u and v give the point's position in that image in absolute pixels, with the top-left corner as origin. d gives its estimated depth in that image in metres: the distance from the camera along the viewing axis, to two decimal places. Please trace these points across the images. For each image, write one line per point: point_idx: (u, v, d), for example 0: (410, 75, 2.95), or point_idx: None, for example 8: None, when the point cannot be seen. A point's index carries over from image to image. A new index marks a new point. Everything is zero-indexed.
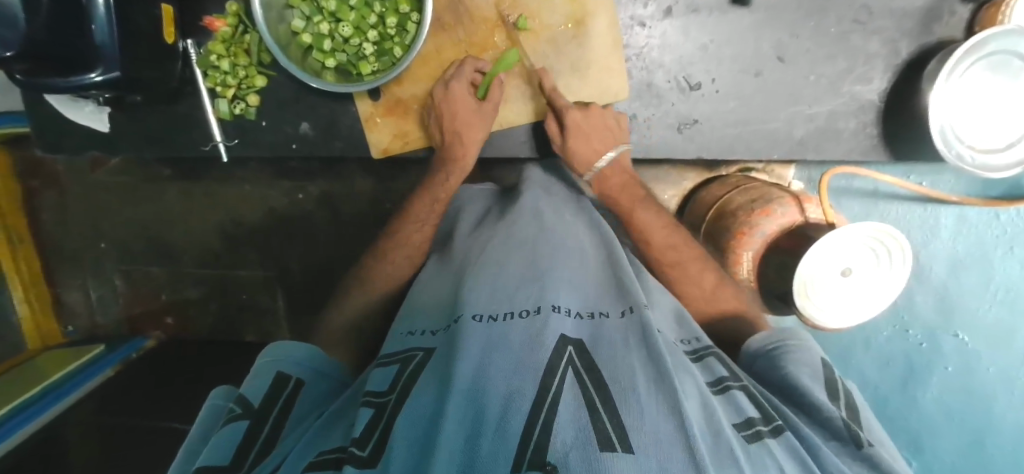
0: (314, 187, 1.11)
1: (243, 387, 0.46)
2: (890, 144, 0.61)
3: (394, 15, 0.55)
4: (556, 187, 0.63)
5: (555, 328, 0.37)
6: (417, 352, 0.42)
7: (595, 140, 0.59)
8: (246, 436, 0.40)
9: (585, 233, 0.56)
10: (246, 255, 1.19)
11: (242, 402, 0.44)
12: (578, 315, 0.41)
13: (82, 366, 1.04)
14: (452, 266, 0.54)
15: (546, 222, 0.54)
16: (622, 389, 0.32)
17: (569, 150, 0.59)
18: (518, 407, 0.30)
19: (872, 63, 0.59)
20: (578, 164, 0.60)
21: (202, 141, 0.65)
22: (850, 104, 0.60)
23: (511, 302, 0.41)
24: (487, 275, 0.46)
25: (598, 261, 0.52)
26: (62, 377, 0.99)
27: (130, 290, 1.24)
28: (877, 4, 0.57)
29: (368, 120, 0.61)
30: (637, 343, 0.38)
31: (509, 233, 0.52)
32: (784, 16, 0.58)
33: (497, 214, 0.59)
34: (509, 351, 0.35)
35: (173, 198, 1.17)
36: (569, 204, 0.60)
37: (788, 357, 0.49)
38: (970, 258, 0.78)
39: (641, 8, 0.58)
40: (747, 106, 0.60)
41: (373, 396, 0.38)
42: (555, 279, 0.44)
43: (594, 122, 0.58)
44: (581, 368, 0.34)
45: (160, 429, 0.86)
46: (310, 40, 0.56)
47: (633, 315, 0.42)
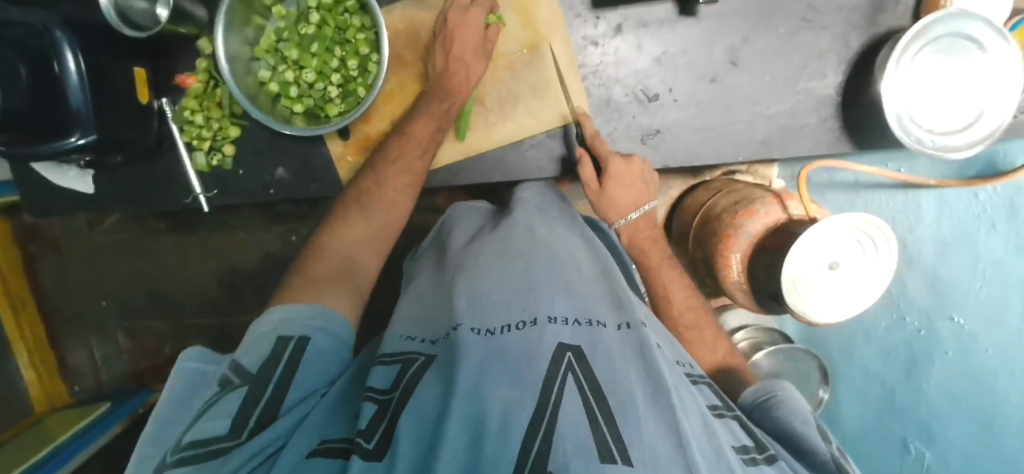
0: (306, 228, 1.13)
1: (240, 352, 0.40)
2: (853, 135, 0.61)
3: (354, 57, 0.57)
4: (550, 205, 0.61)
5: (551, 338, 0.38)
6: (419, 356, 0.42)
7: (629, 190, 0.60)
8: (245, 405, 0.37)
9: (580, 248, 0.55)
10: (245, 301, 1.20)
11: (237, 369, 0.39)
12: (576, 322, 0.41)
13: (90, 422, 1.04)
14: (445, 281, 0.53)
15: (540, 237, 0.54)
16: (621, 403, 0.33)
17: (607, 196, 0.61)
18: (517, 416, 0.31)
19: (825, 58, 0.60)
20: (613, 210, 0.62)
21: (183, 194, 0.67)
22: (808, 100, 0.61)
23: (507, 314, 0.42)
24: (483, 289, 0.46)
25: (592, 269, 0.52)
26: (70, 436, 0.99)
27: (133, 345, 1.25)
28: (821, 1, 0.59)
29: (340, 160, 0.63)
30: (635, 354, 0.38)
31: (503, 247, 0.53)
32: (732, 23, 0.59)
33: (491, 228, 0.61)
34: (506, 363, 0.36)
35: (170, 250, 1.19)
36: (564, 219, 0.60)
37: (779, 405, 0.47)
38: (956, 240, 0.78)
39: (592, 27, 0.60)
40: (708, 111, 0.62)
41: (377, 393, 0.38)
42: (549, 290, 0.45)
43: (627, 175, 0.59)
44: (581, 377, 0.35)
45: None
46: (277, 88, 0.58)
47: (631, 329, 0.41)
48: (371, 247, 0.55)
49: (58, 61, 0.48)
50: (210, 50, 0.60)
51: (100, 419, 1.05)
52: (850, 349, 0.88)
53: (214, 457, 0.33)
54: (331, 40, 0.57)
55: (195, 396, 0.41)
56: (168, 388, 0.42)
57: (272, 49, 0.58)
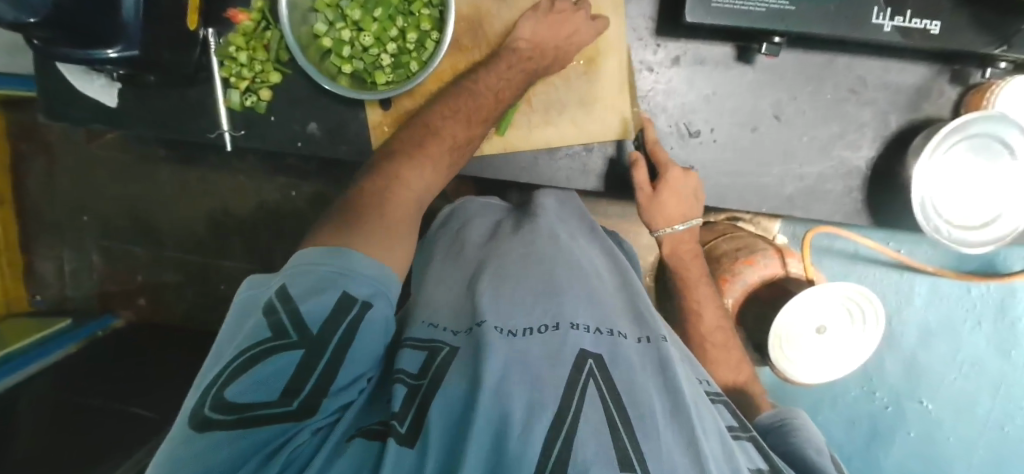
0: (308, 186, 1.11)
1: (301, 299, 0.37)
2: (873, 210, 0.63)
3: (415, 31, 0.57)
4: (569, 215, 0.62)
5: (573, 343, 0.40)
6: (443, 346, 0.42)
7: (679, 202, 0.61)
8: (299, 370, 0.35)
9: (599, 257, 0.58)
10: (231, 245, 1.18)
11: (295, 321, 0.36)
12: (597, 331, 0.42)
13: (48, 336, 1.02)
14: (465, 272, 0.54)
15: (563, 243, 0.55)
16: (641, 414, 0.34)
17: (658, 202, 0.61)
18: (536, 422, 0.32)
19: (862, 131, 0.62)
20: (660, 218, 0.63)
21: (210, 128, 0.66)
22: (839, 168, 0.63)
23: (529, 316, 0.44)
24: (506, 289, 0.47)
25: (612, 282, 0.54)
26: (27, 345, 0.97)
27: (105, 266, 1.22)
28: (871, 76, 0.60)
29: (377, 128, 0.63)
30: (653, 369, 0.41)
31: (528, 250, 0.53)
32: (784, 78, 0.61)
33: (510, 227, 0.61)
34: (528, 365, 0.37)
35: (166, 180, 1.16)
36: (583, 231, 0.62)
37: (795, 432, 0.49)
38: (941, 330, 0.82)
39: (651, 54, 0.61)
40: (743, 158, 0.63)
41: (408, 376, 0.40)
42: (573, 297, 0.46)
43: (677, 190, 0.60)
44: (602, 385, 0.36)
45: (124, 413, 0.84)
46: (330, 44, 0.57)
47: (650, 343, 0.44)
48: (421, 200, 0.53)
49: None
50: None
51: (58, 335, 1.03)
52: (815, 412, 0.87)
53: (262, 424, 0.33)
54: (395, 9, 0.56)
55: (240, 327, 0.37)
56: (229, 315, 0.39)
57: (334, 4, 0.57)
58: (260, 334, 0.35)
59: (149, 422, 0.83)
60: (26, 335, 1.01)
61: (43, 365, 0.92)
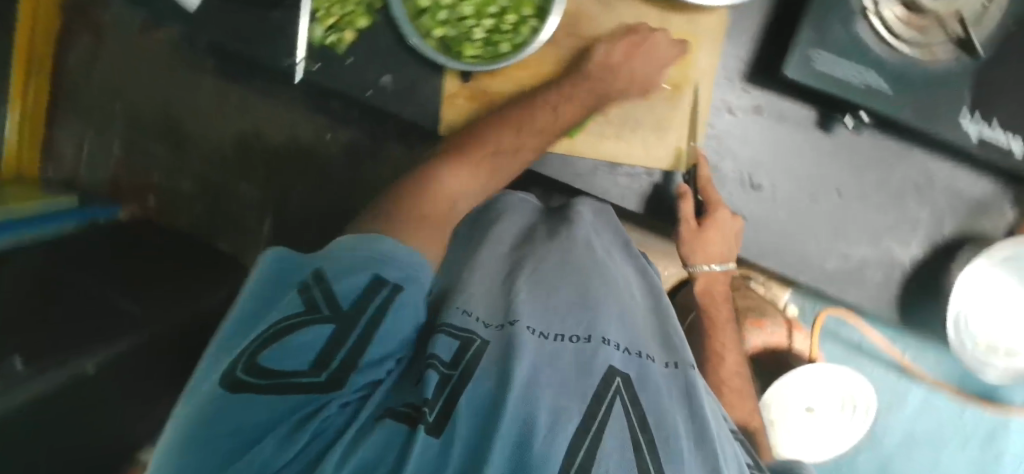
0: (344, 134, 1.11)
1: (335, 279, 0.39)
2: (902, 307, 0.64)
3: (515, 13, 0.56)
4: (603, 225, 0.64)
5: (603, 359, 0.41)
6: (476, 338, 0.42)
7: (719, 242, 0.62)
8: (331, 342, 0.37)
9: (633, 275, 0.60)
10: (252, 172, 1.21)
11: (329, 298, 0.38)
12: (627, 351, 0.44)
13: (45, 212, 1.02)
14: (505, 265, 0.55)
15: (598, 256, 0.57)
16: (665, 437, 0.36)
17: (699, 237, 0.62)
18: (562, 429, 0.33)
19: (915, 228, 0.62)
20: (697, 252, 0.64)
21: (284, 55, 0.64)
22: (882, 257, 0.63)
23: (562, 324, 0.45)
24: (541, 291, 0.49)
25: (643, 307, 0.56)
26: (21, 215, 0.96)
27: (123, 159, 1.25)
28: (939, 176, 0.60)
29: (450, 98, 0.62)
30: (679, 396, 0.42)
31: (565, 257, 0.55)
32: (856, 155, 0.61)
33: (545, 230, 0.61)
34: (559, 369, 0.39)
35: (206, 90, 1.16)
36: (618, 243, 0.64)
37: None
38: (924, 436, 0.88)
39: (735, 97, 0.60)
40: (794, 223, 0.63)
41: (440, 363, 0.39)
42: (606, 313, 0.48)
43: (725, 235, 0.61)
44: (627, 403, 0.38)
45: (108, 306, 0.80)
46: (428, 3, 0.56)
47: (677, 369, 0.45)
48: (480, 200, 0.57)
49: None
50: None
51: (55, 213, 1.02)
52: None
53: (295, 390, 0.34)
54: None
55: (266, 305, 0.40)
56: (246, 286, 0.42)
57: None
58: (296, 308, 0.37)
59: (132, 321, 0.79)
60: (25, 202, 1.01)
61: (35, 239, 0.92)
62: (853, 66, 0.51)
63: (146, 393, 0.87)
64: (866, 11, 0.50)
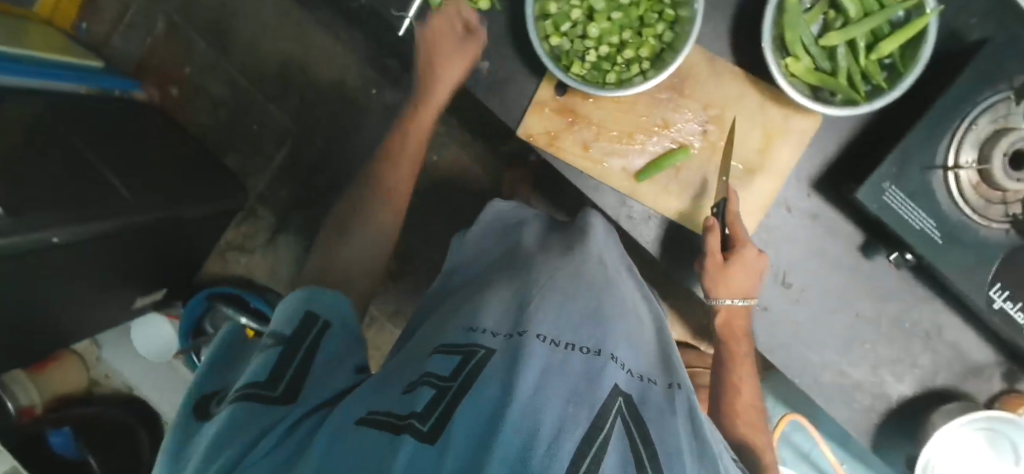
0: (390, 93, 1.17)
1: (275, 322, 0.48)
2: (876, 435, 0.68)
3: (633, 50, 0.59)
4: (613, 246, 0.67)
5: (609, 376, 0.41)
6: (479, 349, 0.42)
7: (746, 279, 0.60)
8: (280, 358, 0.43)
9: (644, 309, 0.60)
10: (287, 97, 1.21)
11: (273, 334, 0.46)
12: (631, 372, 0.44)
13: (71, 66, 0.99)
14: (522, 279, 0.56)
15: (611, 279, 0.59)
16: (669, 454, 0.35)
17: (725, 272, 0.60)
18: (567, 437, 0.32)
19: (912, 370, 0.66)
20: (721, 288, 0.61)
21: (398, 6, 0.64)
22: (875, 387, 0.66)
23: (574, 335, 0.45)
24: (554, 300, 0.50)
25: (650, 333, 0.56)
26: (52, 61, 0.94)
27: (162, 38, 1.23)
28: (948, 330, 0.64)
29: (539, 105, 0.63)
30: (684, 415, 0.41)
31: (580, 274, 0.56)
32: (886, 288, 0.64)
33: (563, 247, 0.63)
34: (566, 378, 0.38)
35: (270, 6, 1.17)
36: (627, 269, 0.66)
37: None
38: None
39: (797, 198, 0.64)
40: (808, 329, 0.66)
41: (437, 379, 0.38)
42: (614, 333, 0.48)
43: (751, 267, 0.60)
44: (629, 422, 0.37)
45: (99, 181, 0.77)
46: (557, 12, 0.57)
47: (679, 391, 0.45)
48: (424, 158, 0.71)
49: None
50: None
51: (79, 71, 1.00)
52: None
53: (257, 396, 0.38)
54: (627, 22, 0.58)
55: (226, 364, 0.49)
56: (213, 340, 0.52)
57: None
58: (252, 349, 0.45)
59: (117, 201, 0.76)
60: (54, 51, 0.99)
61: (60, 89, 0.91)
62: (918, 210, 0.54)
63: (110, 271, 0.86)
64: (946, 167, 0.53)
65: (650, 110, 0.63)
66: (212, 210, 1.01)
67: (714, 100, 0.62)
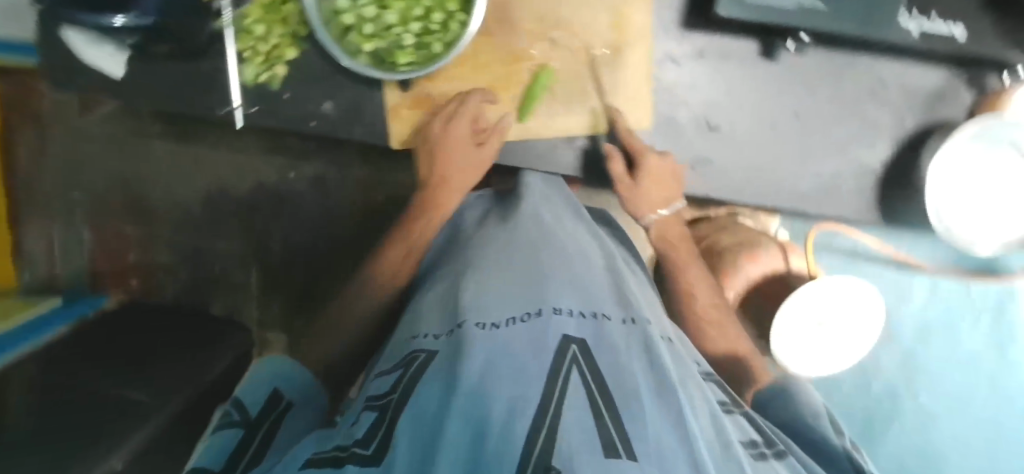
0: (308, 168, 1.10)
1: (242, 395, 0.49)
2: (883, 210, 0.64)
3: (440, 11, 0.56)
4: (553, 192, 0.63)
5: (557, 330, 0.41)
6: (420, 354, 0.44)
7: (662, 189, 0.62)
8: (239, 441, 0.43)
9: (593, 245, 0.60)
10: (226, 226, 1.15)
11: (239, 409, 0.47)
12: (581, 314, 0.44)
13: (36, 318, 0.97)
14: (454, 269, 0.56)
15: (547, 228, 0.57)
16: (625, 395, 0.36)
17: (639, 191, 0.61)
18: (521, 414, 0.32)
19: (879, 131, 0.63)
20: (642, 205, 0.63)
21: (217, 104, 0.63)
22: (854, 167, 0.63)
23: (513, 307, 0.45)
24: (491, 279, 0.50)
25: (599, 265, 0.56)
26: (17, 326, 0.92)
27: (96, 244, 1.16)
28: (890, 77, 0.61)
29: (394, 110, 0.63)
30: (639, 352, 0.43)
31: (512, 237, 0.55)
32: (808, 76, 0.61)
33: (498, 218, 0.62)
34: (512, 359, 0.38)
35: (161, 157, 1.11)
36: (569, 210, 0.62)
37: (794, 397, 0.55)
38: (939, 325, 0.85)
39: (675, 45, 0.61)
40: (759, 154, 0.63)
41: (377, 399, 0.41)
42: (556, 283, 0.48)
43: (665, 173, 0.61)
44: (585, 370, 0.38)
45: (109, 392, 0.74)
46: (352, 20, 0.56)
47: (635, 325, 0.47)
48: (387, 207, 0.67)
49: None
50: None
51: (46, 319, 0.98)
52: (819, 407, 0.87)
53: None
54: None
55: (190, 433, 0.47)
56: None
57: None
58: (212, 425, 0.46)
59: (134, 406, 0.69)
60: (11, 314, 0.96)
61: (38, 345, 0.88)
62: None
63: None
64: None
65: (491, 52, 0.60)
66: (239, 353, 0.95)
67: (543, 11, 0.59)
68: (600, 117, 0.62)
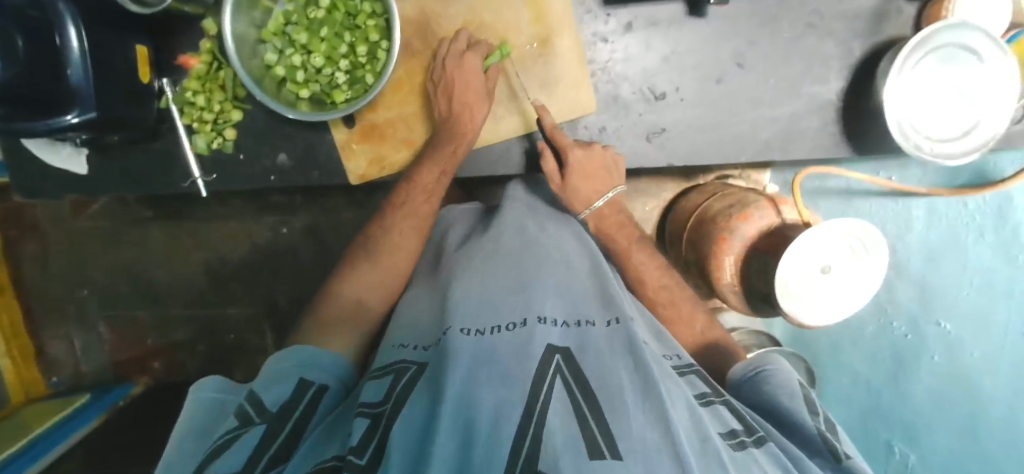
0: (298, 220, 1.06)
1: (265, 388, 0.44)
2: (852, 141, 0.63)
3: (364, 43, 0.58)
4: (539, 204, 0.66)
5: (541, 339, 0.40)
6: (410, 366, 0.43)
7: (594, 179, 0.62)
8: (265, 438, 0.39)
9: (572, 243, 0.60)
10: (233, 293, 1.12)
11: (259, 405, 0.42)
12: (564, 325, 0.44)
13: (69, 414, 0.98)
14: (437, 286, 0.56)
15: (530, 235, 0.57)
16: (610, 398, 0.34)
17: (569, 186, 0.63)
18: (507, 419, 0.31)
19: (828, 63, 0.61)
20: (575, 201, 0.64)
21: (181, 178, 0.68)
22: (811, 104, 0.62)
23: (497, 316, 0.43)
24: (473, 285, 0.49)
25: (582, 269, 0.55)
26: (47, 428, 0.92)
27: (114, 337, 1.16)
28: (826, 8, 0.60)
29: (346, 148, 0.65)
30: (622, 349, 0.41)
31: (496, 246, 0.55)
32: (740, 25, 0.60)
33: (481, 230, 0.63)
34: (498, 365, 0.36)
35: (155, 239, 1.11)
36: (554, 217, 0.64)
37: (769, 379, 0.47)
38: (943, 245, 0.81)
39: (602, 24, 0.62)
40: (713, 113, 0.63)
41: (369, 406, 0.39)
42: (539, 292, 0.47)
43: (595, 161, 0.62)
44: (569, 378, 0.36)
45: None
46: (283, 72, 0.59)
47: (619, 325, 0.45)
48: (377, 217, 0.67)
49: (60, 34, 0.49)
50: (214, 32, 0.60)
51: (78, 413, 0.98)
52: (839, 350, 0.91)
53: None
54: (341, 25, 0.58)
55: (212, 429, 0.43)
56: (192, 414, 0.45)
57: (280, 32, 0.58)
58: (234, 421, 0.41)
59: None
60: (44, 418, 0.97)
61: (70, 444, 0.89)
62: None
63: None
64: None
65: (425, 72, 0.64)
66: None
67: (464, 25, 0.62)
68: (531, 115, 0.64)
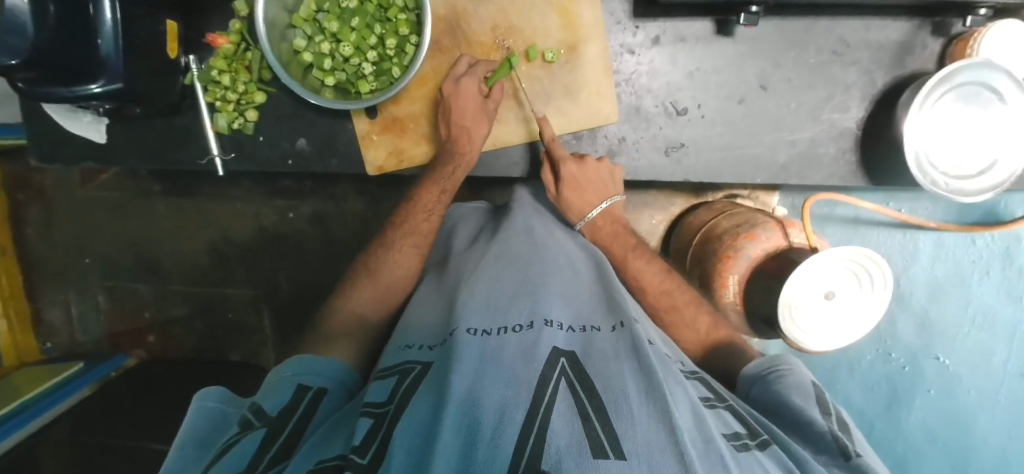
0: (306, 206, 1.06)
1: (265, 399, 0.45)
2: (867, 171, 0.63)
3: (394, 37, 0.59)
4: (548, 211, 0.67)
5: (547, 341, 0.40)
6: (414, 366, 0.43)
7: (589, 193, 0.63)
8: (263, 442, 0.39)
9: (575, 250, 0.61)
10: (235, 273, 1.12)
11: (259, 414, 0.42)
12: (571, 328, 0.44)
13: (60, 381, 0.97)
14: (446, 284, 0.56)
15: (538, 239, 0.58)
16: (614, 399, 0.34)
17: (564, 199, 0.64)
18: (511, 417, 0.31)
19: (849, 92, 0.62)
20: (571, 212, 0.65)
21: (199, 155, 0.68)
22: (830, 131, 0.62)
23: (504, 317, 0.44)
24: (483, 287, 0.49)
25: (589, 277, 0.56)
26: (39, 393, 0.93)
27: (112, 307, 1.16)
28: (853, 37, 0.60)
29: (365, 138, 0.65)
30: (627, 354, 0.40)
31: (504, 250, 0.55)
32: (765, 48, 0.61)
33: (490, 232, 0.63)
34: (502, 366, 0.37)
35: (163, 214, 1.11)
36: (560, 226, 0.65)
37: (782, 379, 0.48)
38: (948, 282, 0.81)
39: (630, 36, 0.62)
40: (732, 132, 0.63)
41: (373, 407, 0.39)
42: (548, 295, 0.48)
43: (589, 175, 0.63)
44: (575, 380, 0.36)
45: (131, 450, 0.78)
46: (311, 58, 0.59)
47: (624, 328, 0.45)
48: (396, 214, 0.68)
49: (94, 3, 0.48)
50: (245, 12, 0.62)
51: (70, 380, 0.98)
52: (833, 380, 0.88)
53: None
54: (372, 17, 0.59)
55: (214, 440, 0.43)
56: (188, 425, 0.44)
57: (311, 18, 0.59)
58: (234, 432, 0.41)
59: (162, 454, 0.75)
60: (35, 384, 0.96)
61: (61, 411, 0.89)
62: None
63: None
64: None
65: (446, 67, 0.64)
66: None
67: (493, 28, 0.63)
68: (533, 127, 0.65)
